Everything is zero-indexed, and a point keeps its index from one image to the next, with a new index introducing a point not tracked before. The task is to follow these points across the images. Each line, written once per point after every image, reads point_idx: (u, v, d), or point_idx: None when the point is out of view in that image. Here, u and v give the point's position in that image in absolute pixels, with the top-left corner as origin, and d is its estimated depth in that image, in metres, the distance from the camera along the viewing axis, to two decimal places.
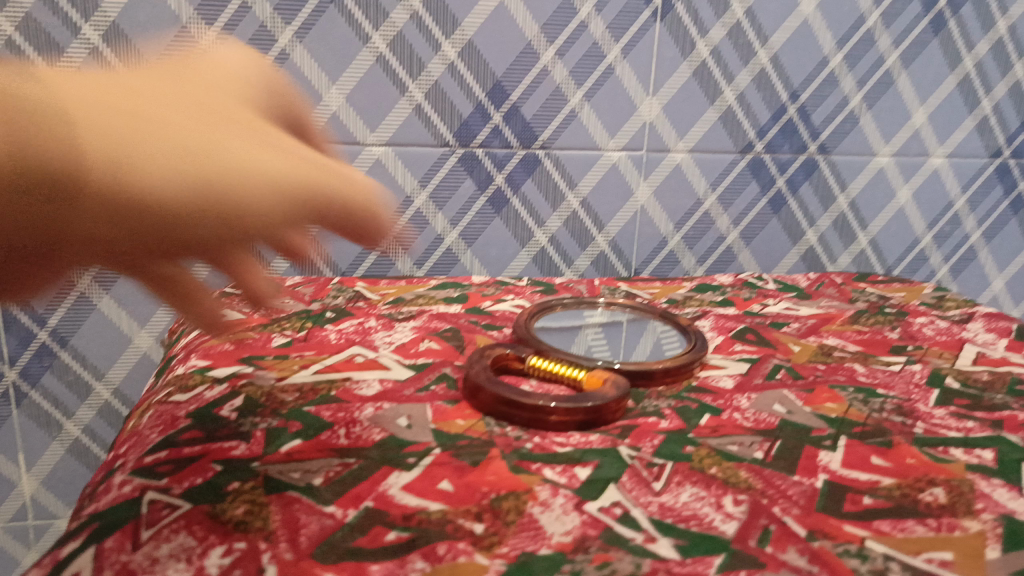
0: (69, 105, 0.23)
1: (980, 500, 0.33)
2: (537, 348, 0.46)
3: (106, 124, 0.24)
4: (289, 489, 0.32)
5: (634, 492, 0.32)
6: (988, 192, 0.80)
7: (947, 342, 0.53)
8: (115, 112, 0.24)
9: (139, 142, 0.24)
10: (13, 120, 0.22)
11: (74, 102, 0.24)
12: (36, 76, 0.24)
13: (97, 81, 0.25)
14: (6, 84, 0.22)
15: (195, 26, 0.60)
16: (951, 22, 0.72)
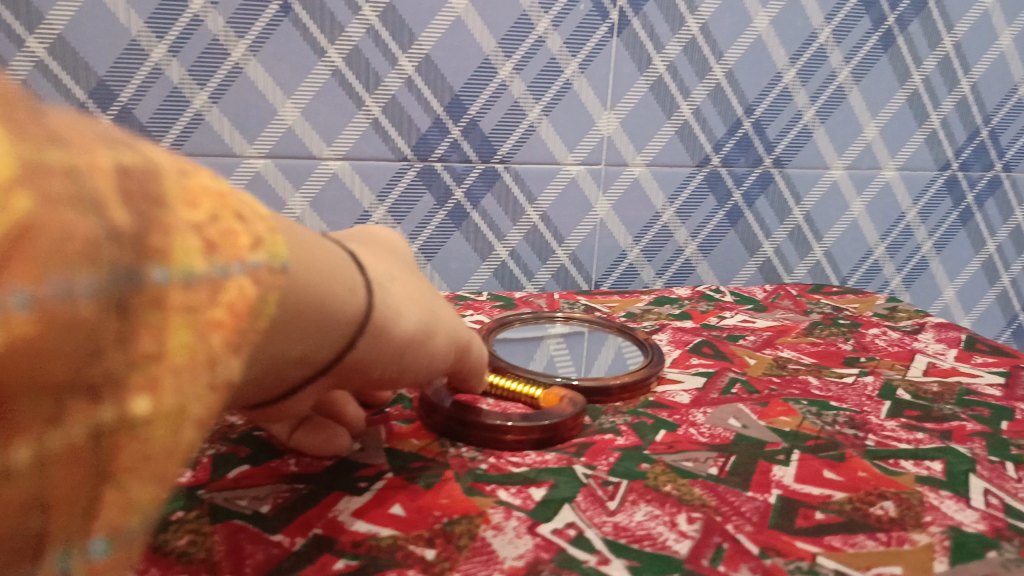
0: (295, 261, 0.23)
1: (929, 512, 0.33)
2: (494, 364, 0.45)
3: (310, 281, 0.24)
4: (235, 518, 0.31)
5: (588, 512, 0.32)
6: (938, 204, 0.81)
7: (898, 353, 0.54)
8: (316, 269, 0.25)
9: (326, 299, 0.25)
10: (273, 285, 0.21)
11: (296, 257, 0.23)
12: (268, 220, 0.23)
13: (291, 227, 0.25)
14: (264, 234, 0.22)
15: (145, 40, 0.58)
16: (900, 38, 0.74)
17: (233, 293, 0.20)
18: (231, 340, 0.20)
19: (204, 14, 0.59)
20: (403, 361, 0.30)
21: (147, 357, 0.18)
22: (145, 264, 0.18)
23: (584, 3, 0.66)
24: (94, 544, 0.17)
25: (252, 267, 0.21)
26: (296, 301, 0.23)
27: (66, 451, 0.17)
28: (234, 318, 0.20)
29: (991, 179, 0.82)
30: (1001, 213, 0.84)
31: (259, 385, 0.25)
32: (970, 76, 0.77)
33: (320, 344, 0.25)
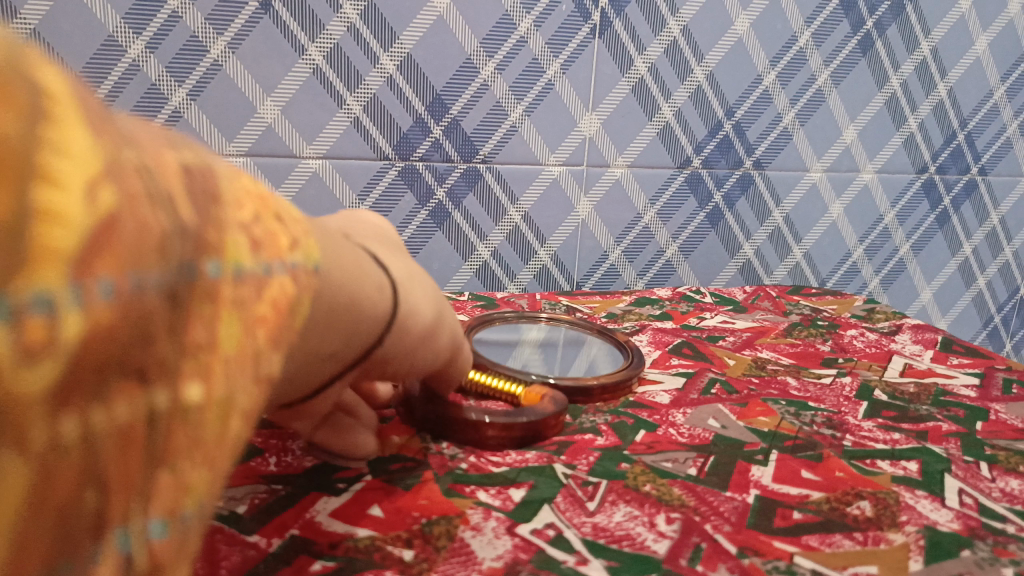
0: (327, 257, 0.23)
1: (904, 512, 0.34)
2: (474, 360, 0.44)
3: (342, 279, 0.24)
4: (211, 518, 0.30)
5: (568, 513, 0.32)
6: (915, 207, 0.82)
7: (876, 354, 0.54)
8: (345, 267, 0.24)
9: (355, 299, 0.25)
10: (311, 281, 0.21)
11: (327, 252, 0.23)
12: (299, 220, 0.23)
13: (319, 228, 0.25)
14: (299, 233, 0.22)
15: (122, 36, 0.57)
16: (878, 43, 0.74)
17: (276, 290, 0.19)
18: (275, 337, 0.19)
19: (182, 11, 0.58)
20: (417, 352, 0.30)
21: (199, 344, 0.17)
22: (198, 253, 0.17)
23: (567, 3, 0.66)
24: (151, 527, 0.16)
25: (292, 267, 0.20)
26: (335, 300, 0.23)
27: (118, 433, 0.15)
28: (277, 314, 0.19)
29: (967, 182, 0.83)
30: (977, 216, 0.85)
31: (295, 379, 0.24)
32: (946, 80, 0.78)
33: (354, 340, 0.25)
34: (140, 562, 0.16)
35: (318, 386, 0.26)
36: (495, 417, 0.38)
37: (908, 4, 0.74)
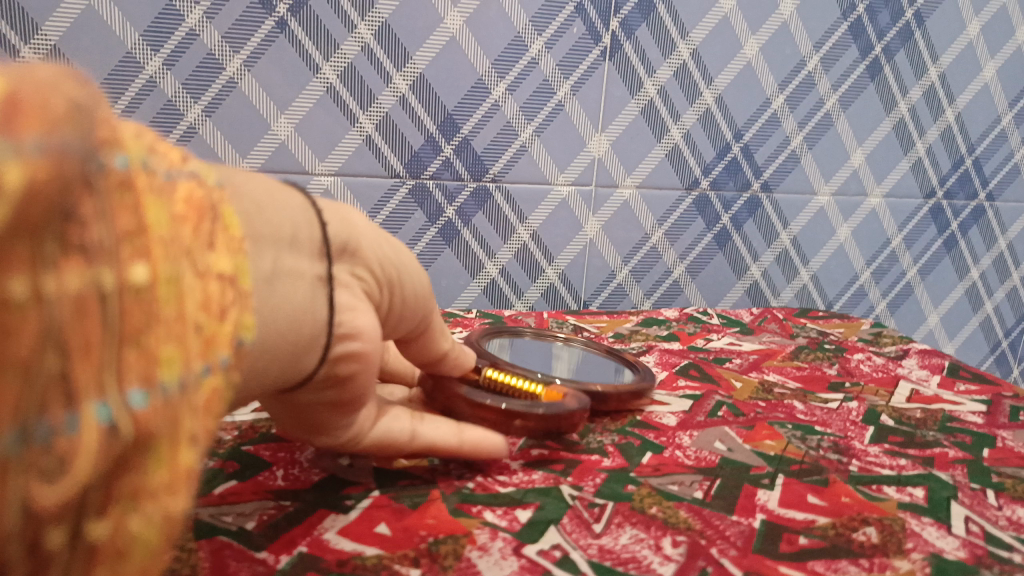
0: (254, 189, 0.27)
1: (910, 538, 0.34)
2: (492, 361, 0.45)
3: (272, 201, 0.28)
4: (221, 534, 0.31)
5: (574, 534, 0.32)
6: (923, 231, 0.82)
7: (882, 379, 0.54)
8: (280, 201, 0.28)
9: (293, 218, 0.28)
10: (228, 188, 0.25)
11: (255, 187, 0.27)
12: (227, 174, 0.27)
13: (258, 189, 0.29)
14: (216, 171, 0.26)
15: (140, 52, 0.58)
16: (886, 68, 0.75)
17: (184, 192, 0.21)
18: (198, 232, 0.21)
19: (199, 29, 0.59)
20: (390, 249, 0.32)
21: (133, 232, 0.18)
22: (105, 148, 0.18)
23: (578, 25, 0.67)
24: (129, 398, 0.18)
25: (191, 174, 0.22)
26: (261, 207, 0.27)
27: (71, 300, 0.16)
28: (192, 213, 0.21)
29: (974, 208, 0.83)
30: (985, 241, 0.85)
31: (295, 292, 0.27)
32: (954, 106, 0.78)
33: (298, 229, 0.28)
34: (125, 424, 0.17)
35: (327, 301, 0.29)
36: (512, 406, 0.39)
37: (916, 30, 0.74)
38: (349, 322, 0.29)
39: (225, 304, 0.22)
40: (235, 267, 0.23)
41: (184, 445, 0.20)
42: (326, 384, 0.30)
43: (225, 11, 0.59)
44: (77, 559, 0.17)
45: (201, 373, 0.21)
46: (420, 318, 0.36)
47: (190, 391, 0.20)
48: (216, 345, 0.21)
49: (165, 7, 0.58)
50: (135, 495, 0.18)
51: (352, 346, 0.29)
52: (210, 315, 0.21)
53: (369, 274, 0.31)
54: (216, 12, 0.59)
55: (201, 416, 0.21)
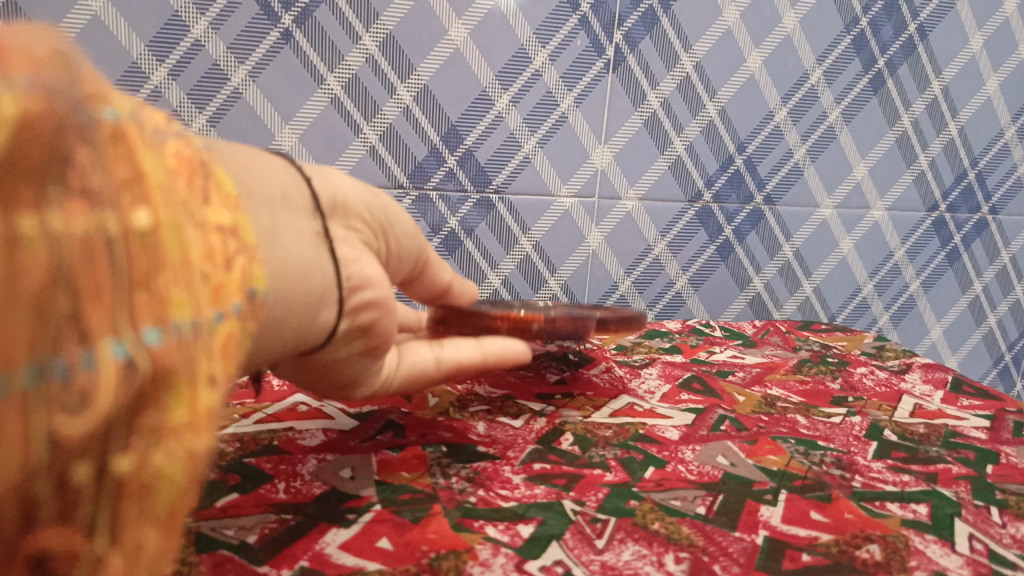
0: (239, 155, 0.28)
1: (914, 556, 0.33)
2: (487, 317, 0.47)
3: (258, 163, 0.28)
4: (222, 548, 0.31)
5: (576, 550, 0.32)
6: (926, 244, 0.82)
7: (885, 394, 0.54)
8: (262, 162, 0.29)
9: (279, 177, 0.29)
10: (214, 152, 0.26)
11: (239, 153, 0.28)
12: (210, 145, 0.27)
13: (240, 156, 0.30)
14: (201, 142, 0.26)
15: (146, 63, 0.59)
16: (889, 81, 0.75)
17: (174, 148, 0.22)
18: (191, 187, 0.22)
19: (205, 39, 0.59)
20: (372, 194, 0.34)
21: (131, 178, 0.19)
22: (92, 101, 0.19)
23: (581, 38, 0.67)
24: (143, 336, 0.18)
25: (178, 135, 0.23)
26: (245, 169, 0.27)
27: (77, 240, 0.17)
28: (183, 168, 0.22)
29: (978, 221, 0.83)
30: (988, 255, 0.85)
31: (302, 245, 0.28)
32: (957, 119, 0.78)
33: (288, 188, 0.29)
34: (142, 360, 0.18)
35: (332, 255, 0.30)
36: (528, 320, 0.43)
37: (919, 44, 0.74)
38: (359, 272, 0.31)
39: (230, 254, 0.23)
40: (235, 221, 0.24)
41: (202, 387, 0.21)
42: (349, 337, 0.32)
43: (231, 21, 0.59)
44: (106, 494, 0.18)
45: (214, 320, 0.21)
46: (416, 255, 0.38)
47: (204, 333, 0.21)
48: (227, 294, 0.22)
49: (171, 17, 0.58)
50: (158, 433, 0.19)
51: (367, 295, 0.31)
52: (216, 265, 0.22)
53: (362, 224, 0.33)
54: (222, 22, 0.59)
55: (217, 360, 0.22)
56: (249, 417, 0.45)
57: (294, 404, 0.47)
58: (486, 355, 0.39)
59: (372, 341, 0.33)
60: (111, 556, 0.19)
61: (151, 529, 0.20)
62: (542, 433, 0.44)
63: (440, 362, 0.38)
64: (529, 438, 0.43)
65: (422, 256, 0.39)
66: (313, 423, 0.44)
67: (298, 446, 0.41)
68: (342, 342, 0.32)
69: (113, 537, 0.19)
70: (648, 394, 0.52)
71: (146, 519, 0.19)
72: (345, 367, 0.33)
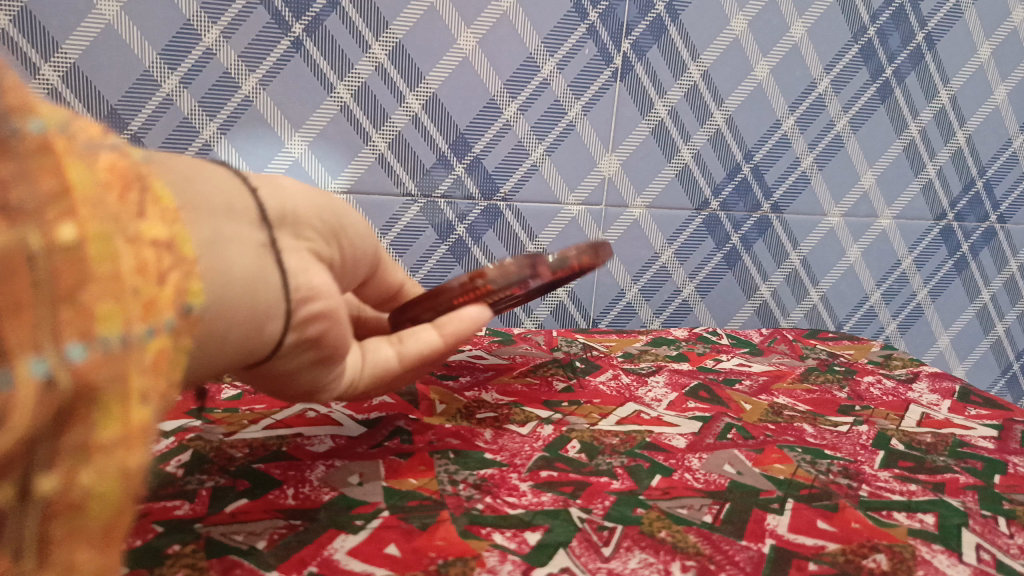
0: (179, 168, 0.28)
1: (920, 566, 0.34)
2: None
3: (198, 174, 0.28)
4: (230, 553, 0.31)
5: (583, 558, 0.32)
6: (934, 252, 0.82)
7: (893, 403, 0.54)
8: (204, 171, 0.29)
9: (220, 187, 0.29)
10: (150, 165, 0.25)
11: (180, 166, 0.28)
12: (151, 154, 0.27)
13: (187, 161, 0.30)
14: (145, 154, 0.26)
15: (158, 71, 0.59)
16: (897, 90, 0.75)
17: (107, 159, 0.21)
18: (126, 199, 0.22)
19: (216, 47, 0.60)
20: (323, 200, 0.34)
21: (58, 190, 0.19)
22: (16, 112, 0.19)
23: (589, 47, 0.67)
24: (68, 352, 0.19)
25: (114, 147, 0.22)
26: (180, 179, 0.27)
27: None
28: (117, 180, 0.21)
29: (985, 230, 0.83)
30: (996, 263, 0.85)
31: (241, 259, 0.28)
32: (965, 128, 0.78)
33: (230, 198, 0.29)
34: (63, 377, 0.19)
35: (278, 265, 0.30)
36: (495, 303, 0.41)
37: (927, 53, 0.75)
38: (307, 283, 0.31)
39: (164, 268, 0.22)
40: (174, 234, 0.24)
41: (135, 403, 0.21)
42: (299, 348, 0.32)
43: (242, 30, 0.60)
44: (32, 512, 0.19)
45: (146, 336, 0.21)
46: (366, 258, 0.38)
47: (135, 349, 0.21)
48: (160, 309, 0.22)
49: (183, 26, 0.59)
50: (86, 450, 0.20)
51: (317, 305, 0.31)
52: (149, 279, 0.22)
53: (314, 233, 0.33)
54: (233, 31, 0.60)
55: (152, 376, 0.21)
56: (258, 422, 0.45)
57: (303, 410, 0.47)
58: (446, 337, 0.38)
59: (325, 350, 0.33)
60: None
61: (87, 547, 0.20)
62: (549, 440, 0.44)
63: (403, 358, 0.38)
64: (536, 445, 0.44)
65: (372, 258, 0.39)
66: (321, 429, 0.44)
67: (307, 452, 0.41)
68: (292, 353, 0.32)
69: (42, 556, 0.20)
70: (655, 402, 0.52)
71: (80, 535, 0.20)
72: (298, 377, 0.33)
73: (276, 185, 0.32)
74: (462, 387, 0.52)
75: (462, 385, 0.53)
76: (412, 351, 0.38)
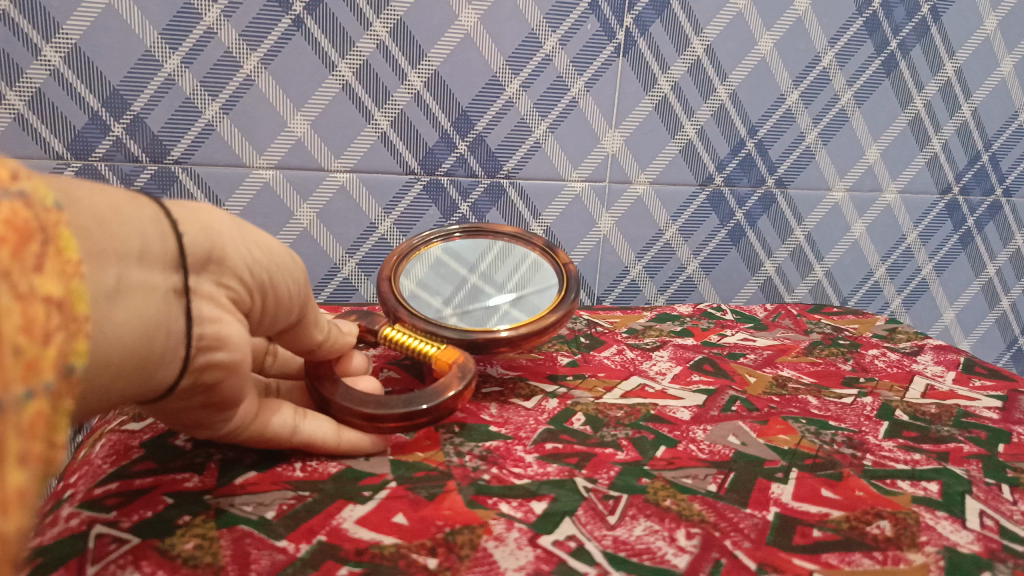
0: (101, 204, 0.29)
1: (924, 532, 0.34)
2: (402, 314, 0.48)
3: (119, 208, 0.29)
4: (241, 523, 0.31)
5: (589, 526, 0.33)
6: (939, 226, 0.82)
7: (896, 375, 0.54)
8: (130, 205, 0.30)
9: (143, 225, 0.30)
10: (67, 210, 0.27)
11: (106, 201, 0.29)
12: (71, 187, 0.28)
13: (119, 190, 0.31)
14: (64, 191, 0.27)
15: (160, 51, 0.59)
16: (902, 63, 0.74)
17: (6, 212, 0.23)
18: (21, 253, 0.23)
19: (217, 27, 0.60)
20: (261, 253, 0.35)
21: None
22: None
23: (592, 23, 0.67)
24: None
25: (19, 194, 0.24)
26: (99, 215, 0.28)
27: None
28: (15, 234, 0.23)
29: (991, 204, 0.83)
30: (1001, 237, 0.84)
31: (142, 307, 0.29)
32: (971, 101, 0.77)
33: (148, 241, 0.30)
34: None
35: (185, 314, 0.31)
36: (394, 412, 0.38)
37: (933, 25, 0.74)
38: (213, 335, 0.32)
39: (50, 328, 0.24)
40: (68, 292, 0.25)
41: (12, 467, 0.22)
42: (191, 392, 0.33)
43: (242, 10, 0.60)
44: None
45: (23, 399, 0.23)
46: (292, 313, 0.38)
47: (10, 413, 0.22)
48: (41, 370, 0.23)
49: (184, 5, 0.58)
50: None
51: (219, 355, 0.32)
52: (33, 339, 0.23)
53: (238, 281, 0.33)
54: (233, 10, 0.59)
55: (29, 438, 0.23)
56: None
57: None
58: (340, 444, 0.38)
59: (219, 398, 0.34)
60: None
61: None
62: (554, 413, 0.45)
63: (295, 433, 0.37)
64: (541, 419, 0.44)
65: (303, 318, 0.39)
66: None
67: None
68: (183, 395, 0.33)
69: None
70: (659, 375, 0.52)
71: None
72: (190, 414, 0.34)
73: (208, 224, 0.33)
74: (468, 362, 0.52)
75: None
76: (307, 431, 0.37)
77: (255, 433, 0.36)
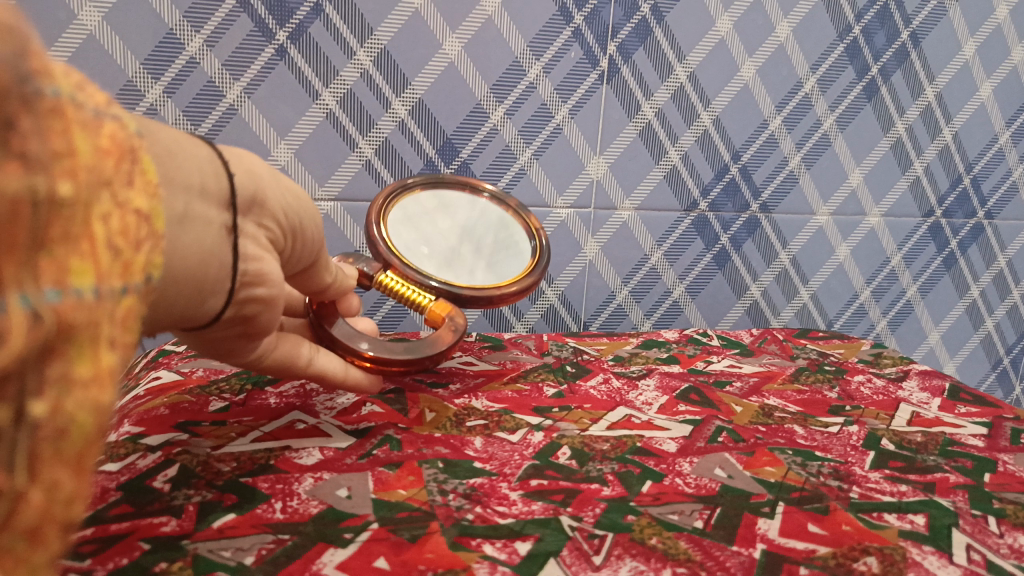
0: (166, 140, 0.28)
1: (911, 568, 0.34)
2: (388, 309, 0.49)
3: (179, 143, 0.29)
4: (219, 570, 0.31)
5: (573, 567, 0.32)
6: (922, 249, 0.83)
7: (882, 402, 0.54)
8: (188, 143, 0.30)
9: (202, 162, 0.29)
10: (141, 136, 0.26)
11: (170, 137, 0.29)
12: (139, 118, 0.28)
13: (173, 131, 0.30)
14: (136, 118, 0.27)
15: (141, 81, 0.59)
16: (883, 88, 0.75)
17: (109, 131, 0.22)
18: (119, 167, 0.22)
19: (200, 56, 0.59)
20: (292, 198, 0.35)
21: (63, 150, 0.19)
22: (38, 74, 0.18)
23: (575, 50, 0.67)
24: (46, 294, 0.18)
25: (115, 117, 0.23)
26: (167, 147, 0.28)
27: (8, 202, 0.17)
28: (115, 150, 0.22)
29: (973, 226, 0.83)
30: (984, 259, 0.85)
31: (202, 237, 0.28)
32: (951, 125, 0.78)
33: (207, 178, 0.29)
34: (48, 315, 0.18)
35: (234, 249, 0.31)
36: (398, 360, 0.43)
37: (912, 51, 0.74)
38: (256, 271, 0.32)
39: (140, 238, 0.23)
40: (152, 209, 0.24)
41: (104, 348, 0.21)
42: (230, 323, 0.33)
43: (225, 39, 0.59)
44: (21, 436, 0.18)
45: (119, 292, 0.21)
46: (309, 257, 0.38)
47: (107, 299, 0.21)
48: (133, 271, 0.22)
49: (166, 35, 0.58)
50: (65, 382, 0.19)
51: (258, 291, 0.33)
52: (128, 243, 0.22)
53: (274, 223, 0.34)
54: (216, 40, 0.59)
55: (118, 329, 0.22)
56: (246, 434, 0.43)
57: (291, 421, 0.46)
58: (346, 378, 0.42)
59: (253, 329, 0.34)
60: (31, 491, 0.19)
61: (65, 470, 0.20)
62: (540, 447, 0.44)
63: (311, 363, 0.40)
64: (526, 453, 0.43)
65: (317, 262, 0.40)
66: (310, 440, 0.43)
67: (295, 465, 0.40)
68: (222, 326, 0.33)
69: (31, 474, 0.19)
70: (645, 406, 0.52)
71: (59, 460, 0.19)
72: (222, 343, 0.35)
73: (251, 170, 0.33)
74: (452, 394, 0.52)
75: (452, 392, 0.52)
76: (320, 364, 0.41)
77: (279, 360, 0.38)
